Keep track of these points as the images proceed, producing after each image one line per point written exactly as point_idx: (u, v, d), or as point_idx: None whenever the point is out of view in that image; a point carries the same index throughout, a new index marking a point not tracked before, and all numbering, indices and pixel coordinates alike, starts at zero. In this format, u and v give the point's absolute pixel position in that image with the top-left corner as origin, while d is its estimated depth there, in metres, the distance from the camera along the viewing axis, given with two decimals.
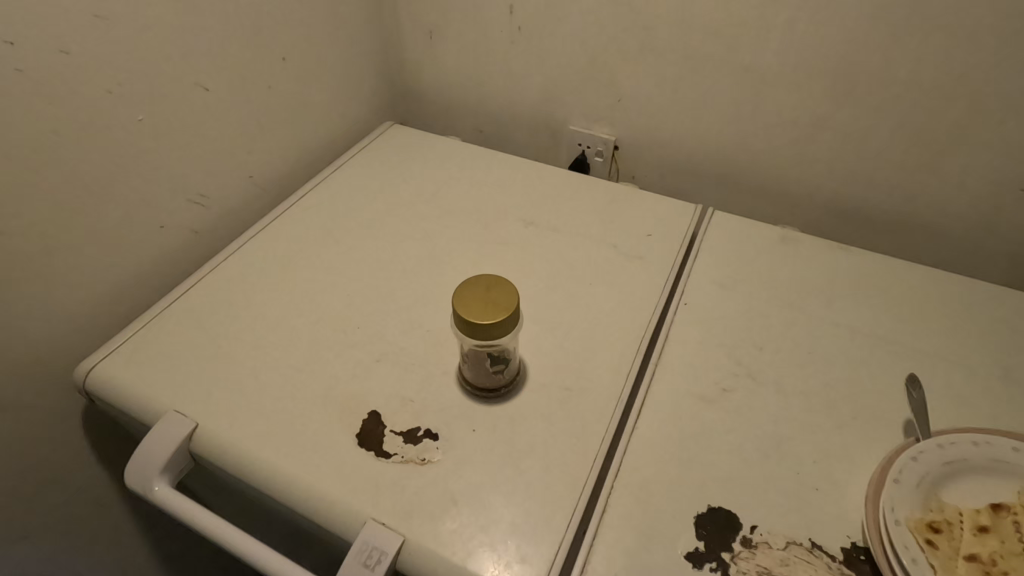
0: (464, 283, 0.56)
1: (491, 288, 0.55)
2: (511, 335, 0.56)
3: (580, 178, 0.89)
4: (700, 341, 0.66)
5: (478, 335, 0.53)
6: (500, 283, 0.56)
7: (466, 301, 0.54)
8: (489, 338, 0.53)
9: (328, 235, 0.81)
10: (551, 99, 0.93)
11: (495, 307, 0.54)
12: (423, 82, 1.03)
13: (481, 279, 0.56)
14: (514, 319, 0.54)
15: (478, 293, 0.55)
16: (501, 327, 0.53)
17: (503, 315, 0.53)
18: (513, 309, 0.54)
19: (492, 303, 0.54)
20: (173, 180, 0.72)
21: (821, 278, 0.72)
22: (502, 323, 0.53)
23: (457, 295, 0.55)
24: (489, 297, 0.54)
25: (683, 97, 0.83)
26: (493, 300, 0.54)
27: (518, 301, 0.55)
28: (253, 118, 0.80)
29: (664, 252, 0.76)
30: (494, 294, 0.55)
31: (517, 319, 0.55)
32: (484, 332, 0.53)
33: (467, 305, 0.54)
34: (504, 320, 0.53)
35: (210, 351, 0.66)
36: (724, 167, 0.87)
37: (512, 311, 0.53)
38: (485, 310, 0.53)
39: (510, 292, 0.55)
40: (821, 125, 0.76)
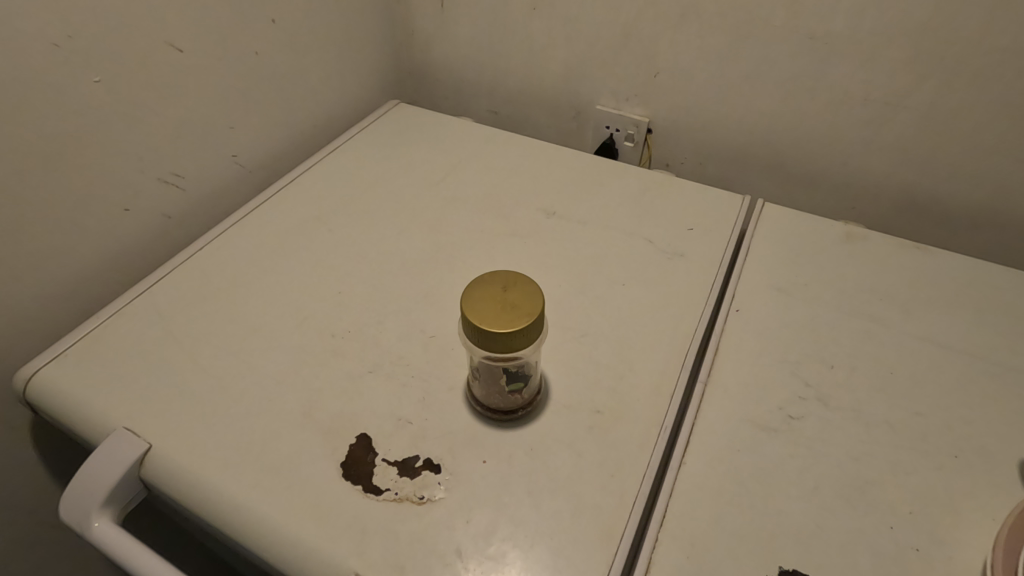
0: (476, 280, 0.46)
1: (509, 287, 0.45)
2: (533, 346, 0.46)
3: (609, 164, 0.78)
4: (757, 356, 0.55)
5: (492, 346, 0.43)
6: (522, 281, 0.45)
7: (477, 304, 0.44)
8: (505, 350, 0.43)
9: (321, 224, 0.70)
10: (576, 75, 0.82)
11: (514, 312, 0.43)
12: (431, 57, 0.93)
13: (496, 276, 0.46)
14: (537, 328, 0.44)
15: (493, 293, 0.44)
16: (521, 338, 0.43)
17: (522, 323, 0.42)
18: (537, 315, 0.43)
19: (509, 307, 0.43)
20: (140, 156, 0.62)
21: (897, 283, 0.61)
22: (521, 334, 0.42)
23: (466, 296, 0.44)
24: (506, 299, 0.44)
25: (732, 71, 0.71)
26: (511, 303, 0.44)
27: (542, 304, 0.44)
28: (237, 88, 0.69)
29: (707, 250, 0.65)
30: (513, 295, 0.44)
31: (541, 327, 0.44)
32: (499, 343, 0.42)
33: (478, 308, 0.43)
34: (524, 330, 0.42)
35: (174, 356, 0.56)
36: (775, 154, 0.76)
37: (536, 318, 0.43)
38: (502, 315, 0.43)
39: (533, 294, 0.44)
40: (897, 103, 0.65)
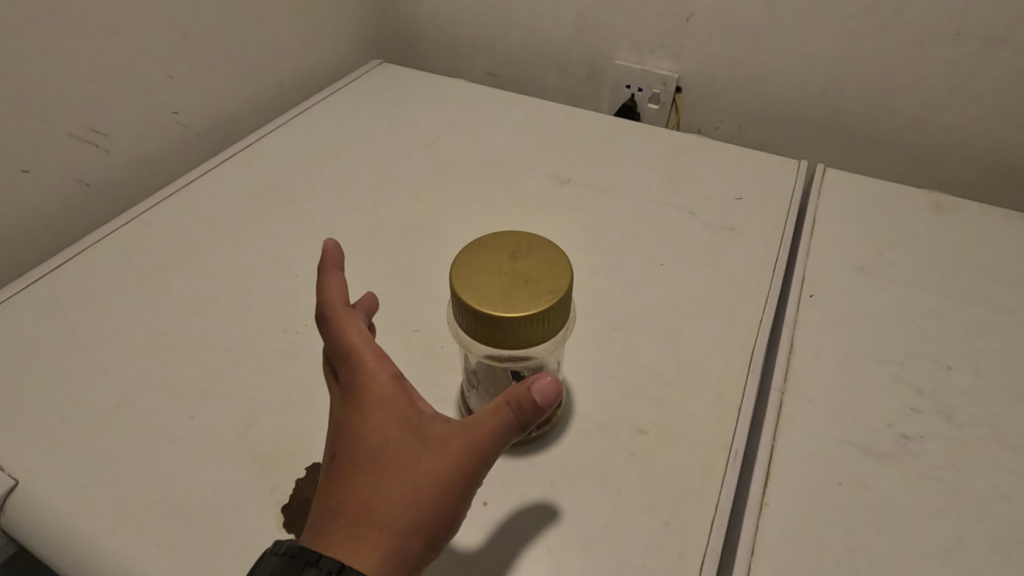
0: (472, 244, 0.32)
1: (520, 254, 0.31)
2: (554, 340, 0.32)
3: (632, 125, 0.65)
4: (845, 354, 0.41)
5: (496, 339, 0.29)
6: (540, 246, 0.32)
7: (474, 277, 0.30)
8: (516, 345, 0.30)
9: (282, 194, 0.57)
10: (590, 23, 0.69)
11: (528, 289, 0.29)
12: (419, 8, 0.80)
13: (503, 240, 0.32)
14: (563, 312, 0.30)
15: (497, 262, 0.31)
16: (539, 328, 0.29)
17: (541, 305, 0.29)
18: (563, 293, 0.29)
19: (522, 282, 0.30)
20: (43, 102, 0.48)
21: (1010, 259, 0.48)
22: (540, 322, 0.29)
23: (458, 266, 0.31)
24: (517, 271, 0.30)
25: (786, 7, 0.58)
26: (526, 276, 0.30)
27: (570, 278, 0.30)
28: (177, 26, 0.56)
29: (763, 223, 0.52)
30: (527, 265, 0.30)
31: (567, 312, 0.31)
32: (506, 335, 0.29)
33: (478, 284, 0.30)
34: (544, 315, 0.29)
35: (71, 359, 0.42)
36: (834, 111, 0.63)
37: (561, 297, 0.29)
38: (510, 293, 0.29)
39: (556, 264, 0.31)
40: (999, 39, 0.52)
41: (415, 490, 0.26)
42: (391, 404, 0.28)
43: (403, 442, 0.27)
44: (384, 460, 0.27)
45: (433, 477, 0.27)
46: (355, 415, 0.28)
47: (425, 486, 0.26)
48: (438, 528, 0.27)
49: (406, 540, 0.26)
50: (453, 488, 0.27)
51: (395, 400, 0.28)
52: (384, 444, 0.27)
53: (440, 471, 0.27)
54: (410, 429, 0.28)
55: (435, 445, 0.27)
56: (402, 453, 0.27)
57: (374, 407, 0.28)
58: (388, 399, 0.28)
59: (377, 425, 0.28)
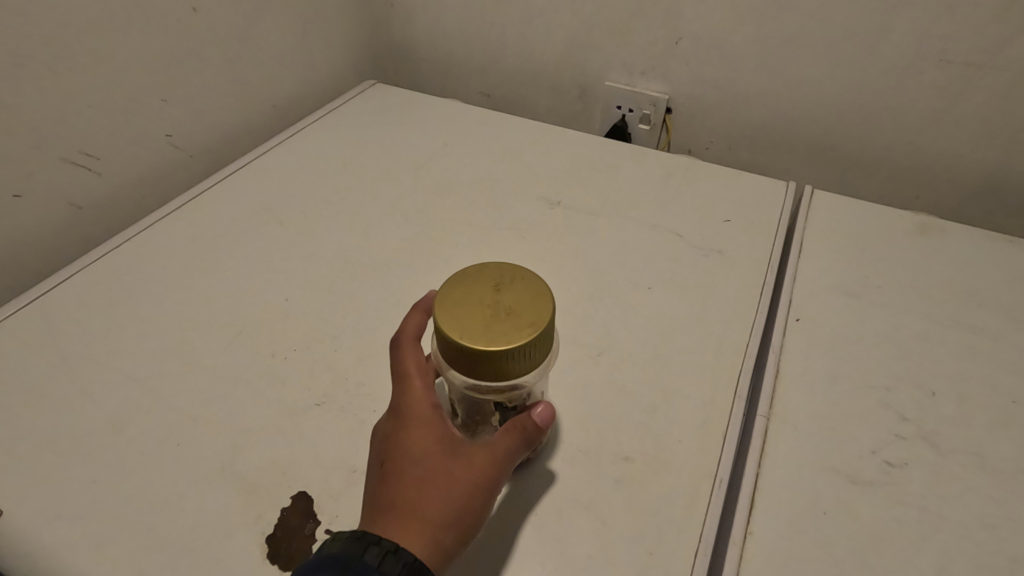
0: (457, 276, 0.32)
1: (503, 285, 0.31)
2: (538, 371, 0.33)
3: (623, 147, 0.65)
4: (831, 380, 0.41)
5: (479, 371, 0.30)
6: (522, 278, 0.32)
7: (458, 309, 0.30)
8: (498, 377, 0.30)
9: (274, 216, 0.58)
10: (581, 45, 0.70)
11: (510, 322, 0.30)
12: (413, 30, 0.81)
13: (487, 271, 0.32)
14: (545, 344, 0.31)
15: (481, 294, 0.31)
16: (521, 361, 0.29)
17: (523, 337, 0.29)
18: (544, 325, 0.30)
19: (504, 314, 0.30)
20: (36, 128, 0.49)
21: (995, 283, 0.49)
22: (521, 356, 0.29)
23: (441, 298, 0.31)
24: (499, 303, 0.31)
25: (773, 31, 0.59)
26: (508, 309, 0.30)
27: (552, 312, 0.30)
28: (170, 50, 0.57)
29: (750, 246, 0.53)
30: (509, 297, 0.31)
31: (549, 344, 0.31)
32: (487, 367, 0.29)
33: (459, 317, 0.30)
34: (526, 348, 0.29)
35: (58, 385, 0.42)
36: (821, 133, 0.64)
37: (542, 332, 0.30)
38: (491, 327, 0.29)
39: (537, 295, 0.31)
40: (981, 64, 0.53)
41: (452, 496, 0.30)
42: (433, 421, 0.32)
43: (442, 451, 0.31)
44: (427, 465, 0.30)
45: (466, 483, 0.30)
46: (401, 429, 0.32)
47: (460, 489, 0.30)
48: (470, 527, 0.30)
49: (443, 537, 0.29)
50: (481, 497, 0.31)
51: (435, 418, 0.32)
52: (427, 453, 0.31)
53: (474, 477, 0.31)
54: (447, 442, 0.31)
55: (468, 456, 0.31)
56: (443, 461, 0.31)
57: (417, 424, 0.32)
58: (429, 418, 0.32)
59: (420, 439, 0.31)
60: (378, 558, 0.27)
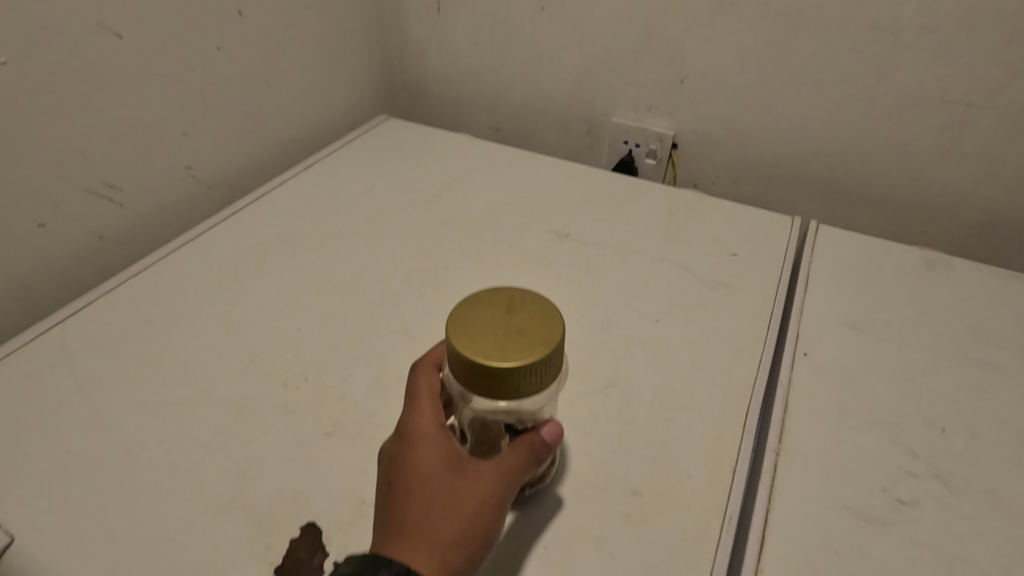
0: (468, 298, 0.33)
1: (513, 306, 0.32)
2: (547, 392, 0.33)
3: (630, 181, 0.67)
4: (841, 415, 0.41)
5: (490, 389, 0.30)
6: (532, 299, 0.33)
7: (469, 328, 0.31)
8: (510, 395, 0.30)
9: (287, 246, 0.59)
10: (589, 83, 0.72)
11: (520, 340, 0.30)
12: (426, 67, 0.83)
13: (498, 293, 0.33)
14: (555, 363, 0.31)
15: (492, 313, 0.32)
16: (530, 379, 0.30)
17: (534, 355, 0.29)
18: (555, 344, 0.30)
19: (515, 333, 0.31)
20: (63, 160, 0.51)
21: (1002, 319, 0.49)
22: (531, 373, 0.30)
23: (453, 319, 0.31)
24: (511, 323, 0.31)
25: (775, 71, 0.61)
26: (518, 327, 0.31)
27: (561, 330, 0.31)
28: (193, 86, 0.59)
29: (757, 280, 0.53)
30: (520, 317, 0.31)
31: (559, 363, 0.31)
32: (498, 385, 0.30)
33: (470, 336, 0.30)
34: (537, 366, 0.30)
35: (74, 411, 0.43)
36: (825, 170, 0.65)
37: (552, 349, 0.30)
38: (502, 344, 0.30)
39: (547, 315, 0.32)
40: (979, 104, 0.55)
41: (459, 514, 0.31)
42: (439, 441, 0.33)
43: (447, 470, 0.32)
44: (433, 484, 0.31)
45: (472, 500, 0.31)
46: (406, 449, 0.32)
47: (466, 507, 0.31)
48: (479, 545, 0.31)
49: (451, 558, 0.30)
50: (487, 514, 0.31)
51: (440, 436, 0.33)
52: (433, 472, 0.31)
53: (479, 494, 0.31)
54: (452, 460, 0.32)
55: (474, 473, 0.32)
56: (448, 480, 0.31)
57: (422, 443, 0.32)
58: (434, 438, 0.33)
59: (425, 458, 0.32)
60: None
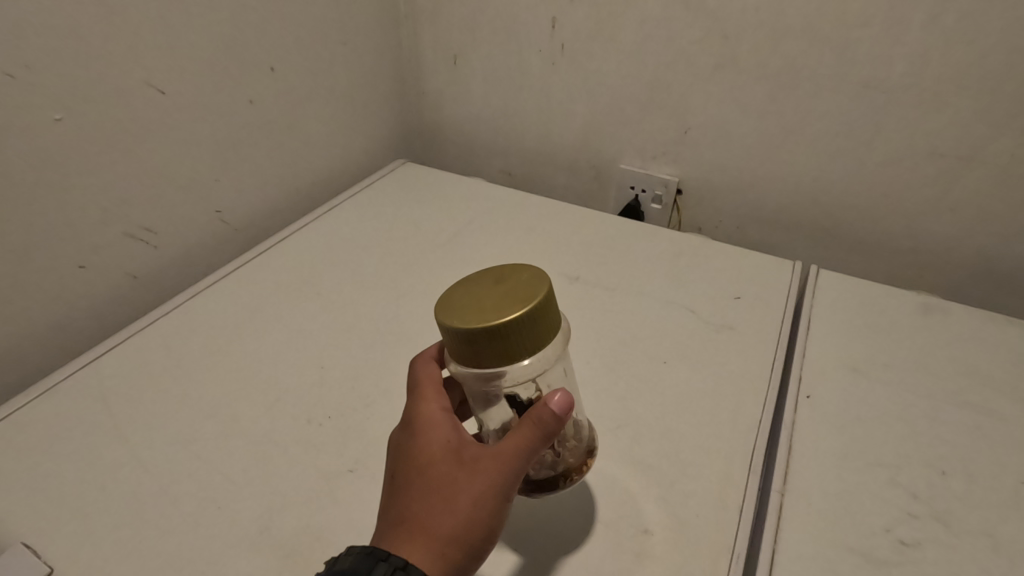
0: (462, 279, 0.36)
1: (502, 277, 0.34)
2: (543, 356, 0.34)
3: (637, 226, 0.70)
4: (843, 457, 0.43)
5: (480, 352, 0.32)
6: (518, 271, 0.35)
7: (459, 300, 0.33)
8: (502, 358, 0.32)
9: (310, 286, 0.62)
10: (597, 132, 0.76)
11: (505, 302, 0.32)
12: (442, 115, 0.88)
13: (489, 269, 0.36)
14: (543, 321, 0.32)
15: (482, 285, 0.34)
16: (517, 336, 0.31)
17: (516, 312, 0.31)
18: (537, 301, 0.32)
19: (500, 297, 0.33)
20: (106, 206, 0.54)
21: (999, 364, 0.51)
22: (515, 331, 0.31)
23: (446, 295, 0.34)
24: (497, 290, 0.33)
25: (773, 125, 0.64)
26: (504, 292, 0.33)
27: (545, 289, 0.33)
28: (226, 136, 0.63)
29: (760, 323, 0.55)
30: (506, 284, 0.34)
31: (547, 321, 0.33)
32: (486, 346, 0.31)
33: (459, 306, 0.33)
34: (520, 321, 0.31)
35: (110, 445, 0.45)
36: (824, 216, 0.68)
37: (533, 305, 0.32)
38: (487, 308, 0.32)
39: (533, 279, 0.34)
40: (968, 157, 0.58)
41: (457, 505, 0.32)
42: (442, 429, 0.34)
43: (447, 460, 0.33)
44: (434, 474, 0.33)
45: (470, 490, 0.32)
46: (411, 441, 0.34)
47: (464, 498, 0.32)
48: (477, 538, 0.32)
49: (449, 549, 0.31)
50: (486, 504, 0.32)
51: (443, 427, 0.35)
52: (434, 463, 0.33)
53: (477, 485, 0.32)
54: (453, 450, 0.33)
55: (473, 465, 0.33)
56: (447, 471, 0.33)
57: (426, 433, 0.34)
58: (437, 429, 0.34)
59: (427, 449, 0.34)
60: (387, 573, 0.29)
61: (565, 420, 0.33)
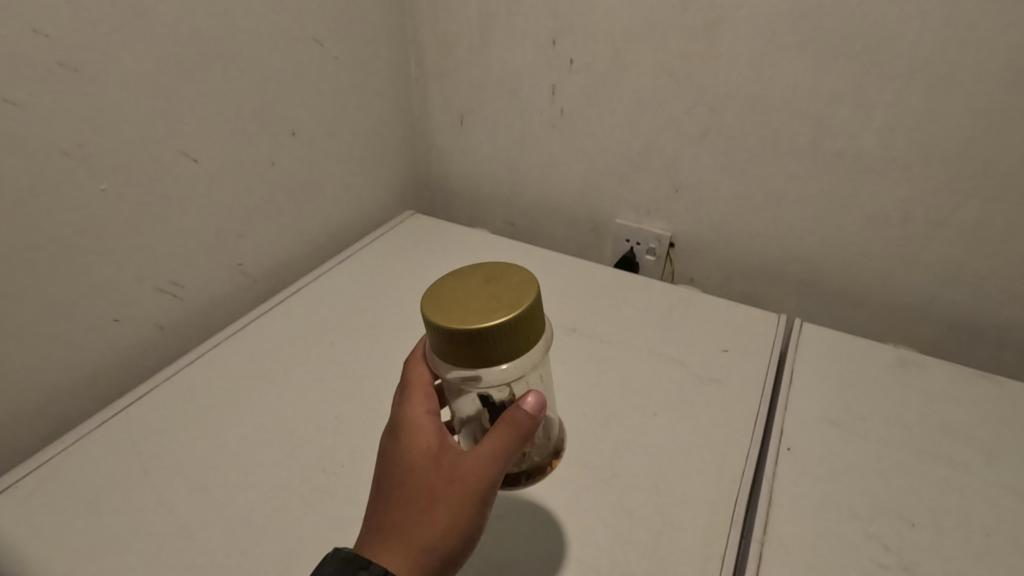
0: (456, 274, 0.39)
1: (491, 280, 0.37)
2: (524, 359, 0.37)
3: (632, 279, 0.74)
4: (820, 509, 0.46)
5: (467, 351, 0.34)
6: (507, 275, 0.38)
7: (450, 298, 0.36)
8: (487, 356, 0.35)
9: (323, 335, 0.66)
10: (594, 188, 0.81)
11: (493, 305, 0.35)
12: (449, 168, 0.93)
13: (479, 271, 0.39)
14: (527, 325, 0.35)
15: (472, 285, 0.37)
16: (502, 337, 0.34)
17: (504, 315, 0.34)
18: (523, 307, 0.35)
19: (489, 299, 0.36)
20: (140, 264, 0.59)
21: (970, 418, 0.54)
22: (501, 333, 0.34)
23: (437, 292, 0.37)
24: (487, 291, 0.36)
25: (758, 187, 0.69)
26: (492, 295, 0.36)
27: (530, 296, 0.36)
28: (250, 195, 0.68)
29: (745, 375, 0.59)
30: (495, 288, 0.36)
31: (531, 325, 0.36)
32: (473, 345, 0.34)
33: (450, 304, 0.36)
34: (507, 324, 0.34)
35: (140, 491, 0.49)
36: (808, 271, 0.72)
37: (519, 310, 0.34)
38: (477, 308, 0.35)
39: (520, 285, 0.36)
40: (938, 221, 0.62)
41: (435, 512, 0.34)
42: (424, 434, 0.36)
43: (427, 466, 0.35)
44: (415, 481, 0.35)
45: (448, 496, 0.34)
46: (396, 447, 0.36)
47: (443, 505, 0.34)
48: (453, 545, 0.34)
49: (426, 556, 0.33)
50: (463, 511, 0.34)
51: (426, 432, 0.36)
52: (415, 470, 0.35)
53: (455, 493, 0.34)
54: (434, 456, 0.35)
55: (452, 472, 0.35)
56: (427, 478, 0.35)
57: (410, 440, 0.36)
58: (420, 435, 0.36)
59: (409, 455, 0.36)
60: None
61: (535, 420, 0.36)
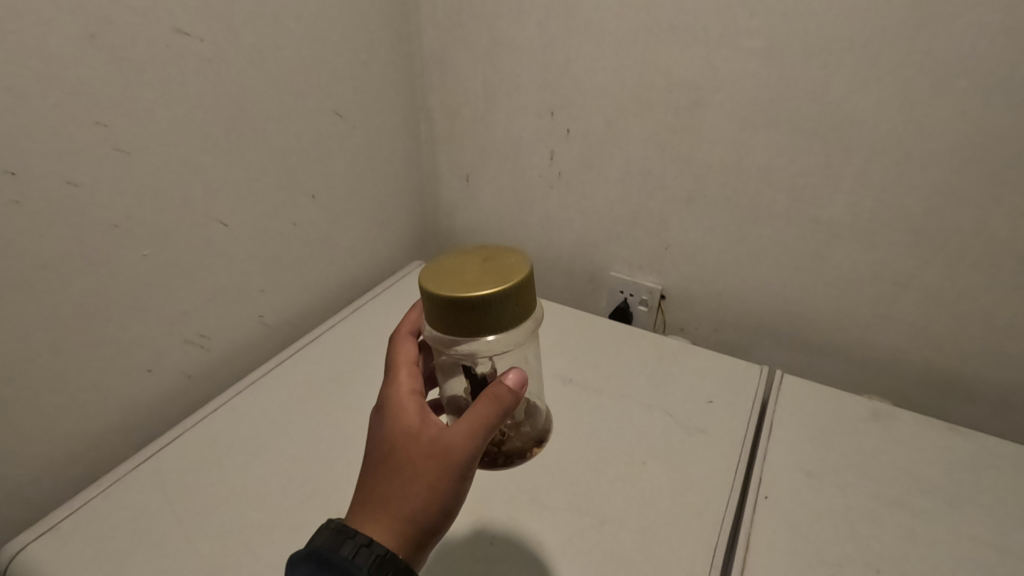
0: (456, 255, 0.43)
1: (487, 260, 0.41)
2: (515, 332, 0.40)
3: (624, 330, 0.79)
4: (793, 556, 0.50)
5: (461, 318, 0.38)
6: (503, 257, 0.42)
7: (450, 273, 0.40)
8: (479, 323, 0.38)
9: (337, 383, 0.71)
10: (590, 244, 0.87)
11: (487, 279, 0.39)
12: (455, 221, 1.00)
13: (478, 254, 0.43)
14: (518, 299, 0.39)
15: (470, 264, 0.41)
16: (494, 306, 0.38)
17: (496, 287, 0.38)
18: (515, 280, 0.38)
19: (484, 275, 0.39)
20: (173, 319, 0.65)
21: (936, 470, 0.58)
22: (493, 303, 0.38)
23: (438, 269, 0.41)
24: (483, 268, 0.40)
25: (740, 247, 0.75)
26: (487, 271, 0.40)
27: (522, 273, 0.39)
28: (272, 253, 0.74)
29: (728, 425, 0.64)
30: (490, 266, 0.40)
31: (521, 300, 0.39)
32: (467, 312, 0.38)
33: (449, 277, 0.39)
34: (499, 295, 0.38)
35: (169, 532, 0.53)
36: (789, 324, 0.77)
37: (512, 283, 0.38)
38: (472, 281, 0.39)
39: (513, 265, 0.40)
40: (905, 283, 0.67)
41: (414, 485, 0.36)
42: (406, 414, 0.39)
43: (409, 443, 0.38)
44: (397, 457, 0.37)
45: (427, 470, 0.37)
46: (381, 427, 0.39)
47: (422, 478, 0.37)
48: (434, 516, 0.37)
49: (408, 526, 0.36)
50: (441, 484, 0.37)
51: (408, 412, 0.39)
52: (397, 447, 0.38)
53: (433, 468, 0.37)
54: (414, 433, 0.38)
55: (431, 448, 0.37)
56: (408, 454, 0.37)
57: (393, 420, 0.39)
58: (402, 415, 0.39)
59: (392, 435, 0.38)
60: (353, 550, 0.34)
61: (512, 397, 0.39)
